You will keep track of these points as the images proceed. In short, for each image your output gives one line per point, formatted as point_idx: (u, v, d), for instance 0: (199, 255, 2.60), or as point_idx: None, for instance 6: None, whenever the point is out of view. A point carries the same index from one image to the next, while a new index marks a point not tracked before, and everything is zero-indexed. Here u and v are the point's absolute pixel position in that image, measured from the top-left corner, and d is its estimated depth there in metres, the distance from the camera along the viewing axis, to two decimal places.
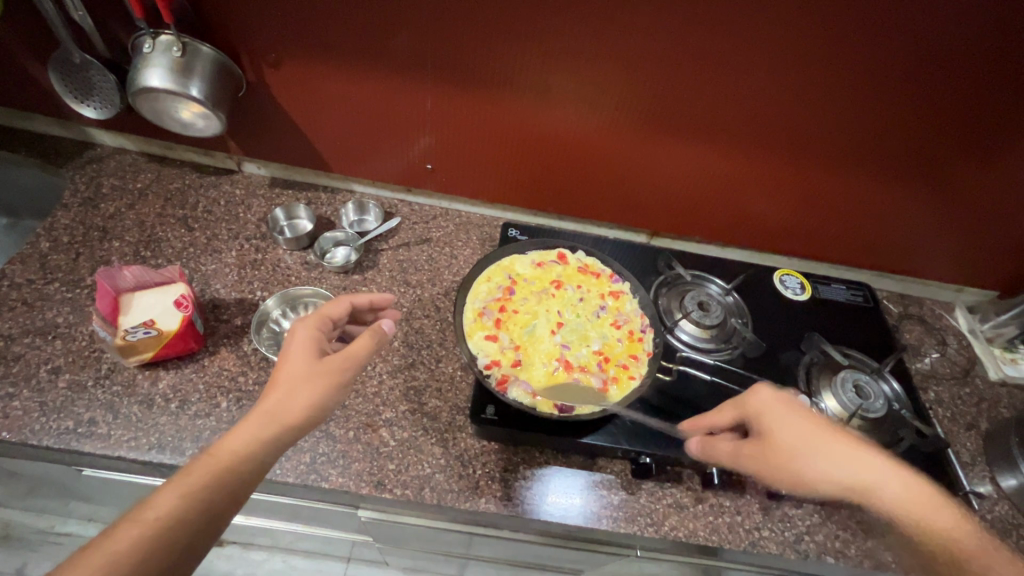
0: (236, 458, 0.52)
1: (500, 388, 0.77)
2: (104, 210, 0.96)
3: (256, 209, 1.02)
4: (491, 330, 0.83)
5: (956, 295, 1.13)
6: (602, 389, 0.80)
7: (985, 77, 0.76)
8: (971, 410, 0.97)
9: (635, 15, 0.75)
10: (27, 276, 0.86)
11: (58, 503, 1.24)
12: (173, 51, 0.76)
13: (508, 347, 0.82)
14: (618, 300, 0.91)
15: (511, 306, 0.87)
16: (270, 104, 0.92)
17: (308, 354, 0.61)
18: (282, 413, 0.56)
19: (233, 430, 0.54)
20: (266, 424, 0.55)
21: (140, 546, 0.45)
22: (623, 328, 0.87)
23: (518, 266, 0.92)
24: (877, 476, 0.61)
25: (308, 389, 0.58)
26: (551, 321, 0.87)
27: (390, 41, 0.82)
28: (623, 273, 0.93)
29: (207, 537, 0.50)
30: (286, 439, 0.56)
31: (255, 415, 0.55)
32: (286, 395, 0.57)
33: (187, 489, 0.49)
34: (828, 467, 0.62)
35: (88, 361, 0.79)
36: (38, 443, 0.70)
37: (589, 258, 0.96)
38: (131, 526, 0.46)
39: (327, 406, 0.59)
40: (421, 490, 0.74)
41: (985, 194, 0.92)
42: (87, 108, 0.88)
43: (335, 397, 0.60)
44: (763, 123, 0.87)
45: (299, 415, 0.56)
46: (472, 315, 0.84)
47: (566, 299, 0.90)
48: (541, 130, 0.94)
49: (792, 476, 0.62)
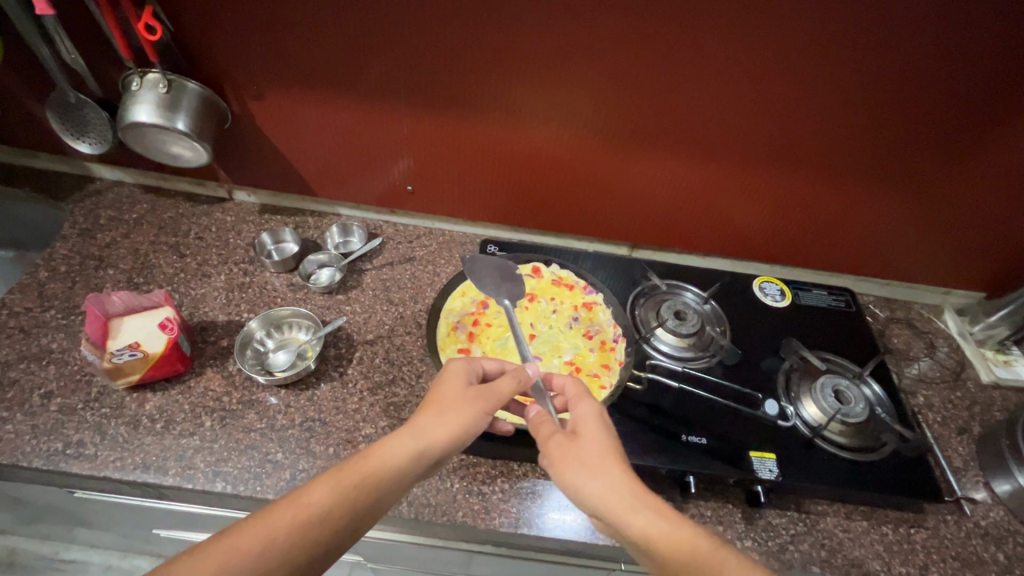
0: (387, 469, 0.56)
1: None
2: (101, 240, 1.00)
3: (245, 234, 1.05)
4: (464, 343, 0.86)
5: (943, 297, 1.12)
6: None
7: (945, 76, 0.77)
8: (963, 413, 0.96)
9: (593, 33, 0.78)
10: (25, 305, 0.90)
11: (61, 530, 1.27)
12: (159, 87, 0.80)
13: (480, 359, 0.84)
14: (591, 311, 0.93)
15: (484, 320, 0.90)
16: (255, 133, 0.96)
17: (459, 384, 0.65)
18: (429, 433, 0.59)
19: (386, 438, 0.58)
20: (415, 441, 0.58)
21: (294, 524, 0.50)
22: (595, 338, 0.89)
23: None
24: (654, 519, 0.54)
25: (456, 415, 0.61)
26: (523, 333, 0.90)
27: (364, 70, 0.86)
28: (597, 285, 0.96)
29: (339, 540, 0.52)
30: (427, 458, 0.58)
31: (408, 428, 0.59)
32: (437, 417, 0.60)
33: (338, 485, 0.53)
34: (605, 487, 0.57)
35: (79, 385, 0.82)
36: (28, 465, 0.73)
37: (564, 270, 0.98)
38: (290, 506, 0.51)
39: (469, 436, 0.61)
40: (398, 505, 0.74)
41: (959, 193, 0.93)
42: (82, 144, 0.92)
43: (475, 428, 0.61)
44: (732, 131, 0.89)
45: (443, 437, 0.59)
46: (446, 329, 0.87)
47: (539, 311, 0.93)
48: (514, 147, 0.97)
49: (570, 482, 0.58)
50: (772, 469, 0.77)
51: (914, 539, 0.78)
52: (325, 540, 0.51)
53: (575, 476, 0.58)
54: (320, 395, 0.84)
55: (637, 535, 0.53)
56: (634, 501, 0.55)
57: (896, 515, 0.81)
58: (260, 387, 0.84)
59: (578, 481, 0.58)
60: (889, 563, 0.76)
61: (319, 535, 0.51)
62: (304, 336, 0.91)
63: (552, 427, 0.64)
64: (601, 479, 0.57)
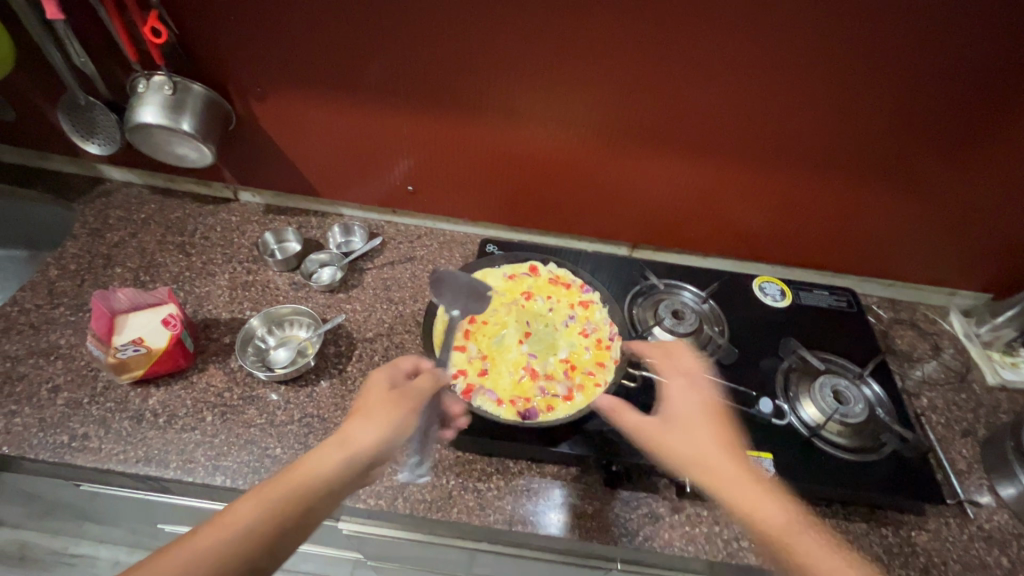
0: (311, 480, 0.56)
1: (465, 395, 0.81)
2: (109, 239, 1.03)
3: (250, 234, 1.07)
4: (461, 341, 0.88)
5: (949, 298, 1.11)
6: (568, 396, 0.82)
7: (943, 74, 0.77)
8: (968, 416, 0.94)
9: (589, 33, 0.79)
10: (35, 302, 0.92)
11: (72, 525, 1.29)
12: (165, 89, 0.83)
13: (476, 356, 0.86)
14: (587, 309, 0.93)
15: (481, 318, 0.91)
16: (259, 134, 0.98)
17: (381, 390, 0.66)
18: (353, 440, 0.60)
19: (309, 453, 0.58)
20: (340, 449, 0.59)
21: (219, 546, 0.51)
22: (591, 336, 0.89)
23: (489, 279, 0.96)
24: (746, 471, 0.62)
25: (381, 417, 0.62)
26: (519, 331, 0.90)
27: (364, 71, 0.87)
28: (594, 283, 0.96)
29: (274, 553, 0.53)
30: (355, 465, 0.59)
31: (332, 439, 0.60)
32: (362, 424, 0.61)
33: (263, 501, 0.54)
34: (699, 448, 0.64)
35: (86, 379, 0.84)
36: (35, 456, 0.75)
37: (560, 269, 0.99)
38: (215, 528, 0.52)
39: (397, 436, 0.62)
40: (394, 500, 0.75)
41: (962, 192, 0.92)
42: (91, 145, 0.95)
43: (403, 426, 0.63)
44: (730, 130, 0.89)
45: (367, 442, 0.60)
46: (443, 327, 0.88)
47: (536, 309, 0.93)
48: (512, 148, 0.97)
49: (672, 451, 0.64)
50: (769, 469, 0.77)
51: (915, 542, 0.77)
52: (259, 556, 0.52)
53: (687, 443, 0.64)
54: (319, 392, 0.86)
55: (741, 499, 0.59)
56: (736, 456, 0.64)
57: (897, 517, 0.80)
58: (260, 383, 0.85)
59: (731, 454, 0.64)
60: (888, 566, 0.75)
61: (248, 553, 0.51)
62: (304, 334, 0.92)
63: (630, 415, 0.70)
64: (696, 438, 0.65)
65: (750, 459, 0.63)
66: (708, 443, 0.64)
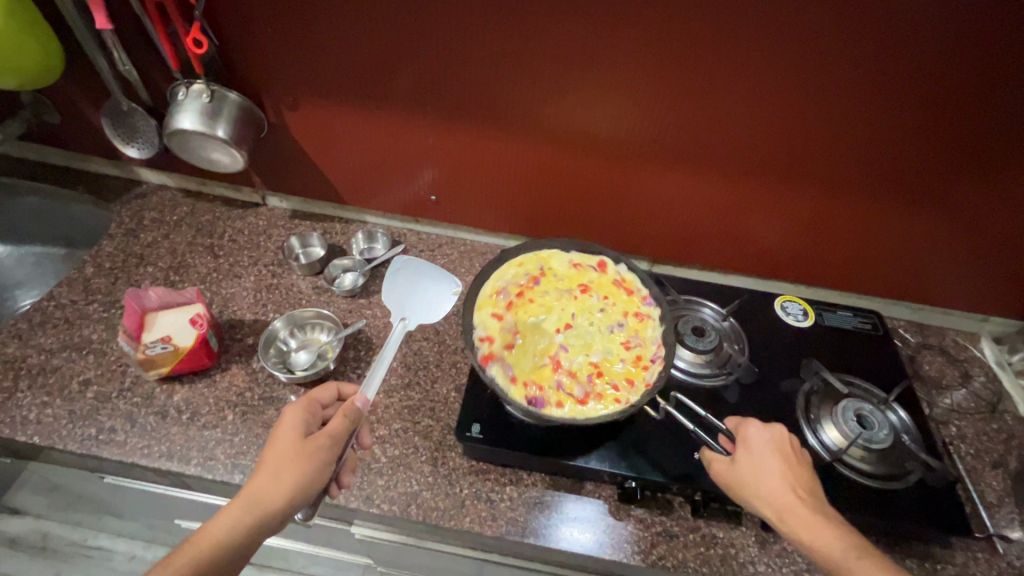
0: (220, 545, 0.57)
1: (483, 360, 0.81)
2: (143, 239, 1.06)
3: (276, 238, 1.10)
4: (500, 309, 0.88)
5: (981, 325, 1.08)
6: (583, 400, 0.80)
7: (977, 95, 0.75)
8: (999, 447, 0.91)
9: (613, 49, 0.80)
10: (71, 297, 0.96)
11: (93, 517, 1.32)
12: (202, 97, 0.86)
13: (510, 329, 0.86)
14: (639, 322, 0.89)
15: (529, 295, 0.91)
16: (290, 142, 1.01)
17: (294, 435, 0.64)
18: (262, 498, 0.59)
19: (215, 517, 0.58)
20: (247, 510, 0.58)
21: None
22: (632, 350, 0.86)
23: (555, 261, 0.96)
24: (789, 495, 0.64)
25: (288, 473, 0.60)
26: (562, 319, 0.89)
27: (391, 84, 0.90)
28: (656, 297, 0.92)
29: None
30: (269, 522, 0.59)
31: (239, 499, 0.59)
32: (268, 479, 0.59)
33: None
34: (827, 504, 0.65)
35: (114, 374, 0.86)
36: (63, 447, 0.77)
37: (630, 274, 0.96)
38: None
39: (308, 490, 0.61)
40: (407, 506, 0.76)
41: (995, 216, 0.89)
42: (130, 148, 1.00)
43: (319, 477, 0.62)
44: (753, 147, 0.89)
45: (277, 500, 0.59)
46: (490, 291, 0.90)
47: (588, 304, 0.91)
48: (535, 160, 0.98)
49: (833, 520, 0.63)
50: None
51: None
52: None
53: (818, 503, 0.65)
54: None
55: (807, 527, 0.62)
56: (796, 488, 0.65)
57: (922, 549, 0.77)
58: (281, 384, 0.87)
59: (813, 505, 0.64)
60: None
61: None
62: (325, 337, 0.93)
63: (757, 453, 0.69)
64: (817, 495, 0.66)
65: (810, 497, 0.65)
66: (782, 482, 0.65)
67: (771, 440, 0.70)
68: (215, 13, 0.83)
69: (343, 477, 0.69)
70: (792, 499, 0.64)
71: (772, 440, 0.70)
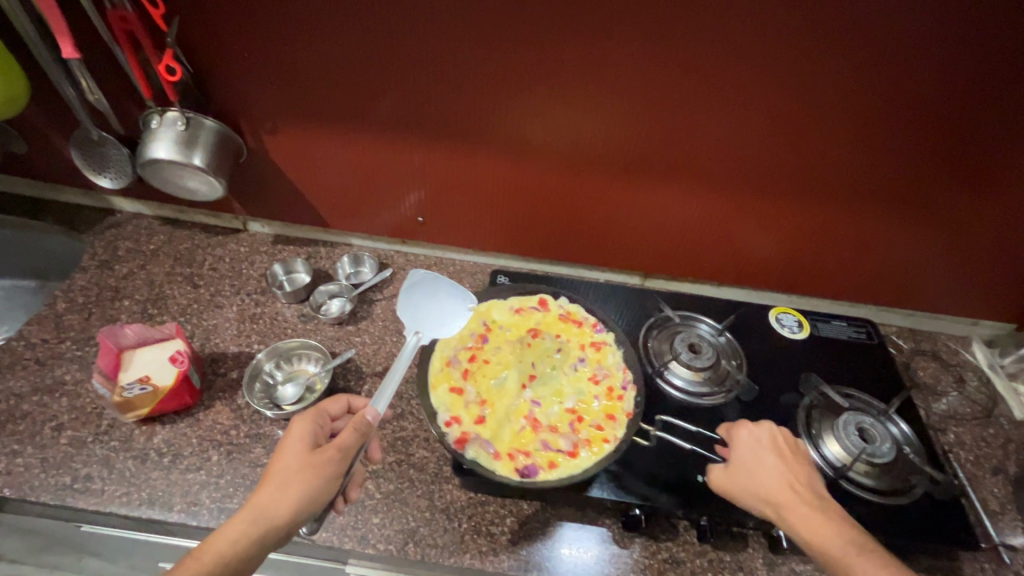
0: (221, 560, 0.54)
1: (457, 446, 0.76)
2: (118, 271, 1.02)
3: (259, 265, 1.07)
4: (459, 382, 0.84)
5: (971, 328, 1.09)
6: (572, 452, 0.77)
7: (959, 104, 0.76)
8: (997, 452, 0.91)
9: (600, 65, 0.79)
10: (42, 336, 0.91)
11: (70, 560, 1.25)
12: (177, 125, 0.83)
13: (475, 401, 0.82)
14: (598, 352, 0.90)
15: (482, 356, 0.88)
16: (270, 167, 0.98)
17: (301, 447, 0.61)
18: (268, 510, 0.56)
19: (220, 528, 0.55)
20: (252, 522, 0.56)
21: None
22: (602, 383, 0.86)
23: (494, 312, 0.94)
24: (795, 494, 0.64)
25: (296, 485, 0.58)
26: (523, 373, 0.87)
27: (375, 106, 0.88)
28: (607, 324, 0.93)
29: None
30: (273, 537, 0.56)
31: (246, 512, 0.56)
32: (274, 491, 0.57)
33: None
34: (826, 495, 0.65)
35: (90, 417, 0.82)
36: (35, 499, 0.73)
37: (572, 304, 0.97)
38: None
39: (314, 503, 0.58)
40: (404, 545, 0.73)
41: (981, 221, 0.90)
42: (103, 179, 0.96)
43: (327, 490, 0.59)
44: (741, 160, 0.88)
45: (282, 514, 0.56)
46: (441, 364, 0.86)
47: (542, 350, 0.90)
48: (522, 178, 0.97)
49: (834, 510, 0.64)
50: None
51: None
52: None
53: (819, 497, 0.65)
54: None
55: (813, 521, 0.62)
56: (798, 485, 0.65)
57: (930, 562, 0.76)
58: (267, 420, 0.83)
59: (817, 499, 0.64)
60: None
61: None
62: (313, 368, 0.90)
63: (753, 454, 0.69)
64: (818, 490, 0.66)
65: (812, 491, 0.65)
66: (781, 480, 0.66)
67: (765, 438, 0.71)
68: (189, 40, 0.81)
69: (350, 491, 0.68)
70: (792, 496, 0.64)
71: (766, 440, 0.70)
